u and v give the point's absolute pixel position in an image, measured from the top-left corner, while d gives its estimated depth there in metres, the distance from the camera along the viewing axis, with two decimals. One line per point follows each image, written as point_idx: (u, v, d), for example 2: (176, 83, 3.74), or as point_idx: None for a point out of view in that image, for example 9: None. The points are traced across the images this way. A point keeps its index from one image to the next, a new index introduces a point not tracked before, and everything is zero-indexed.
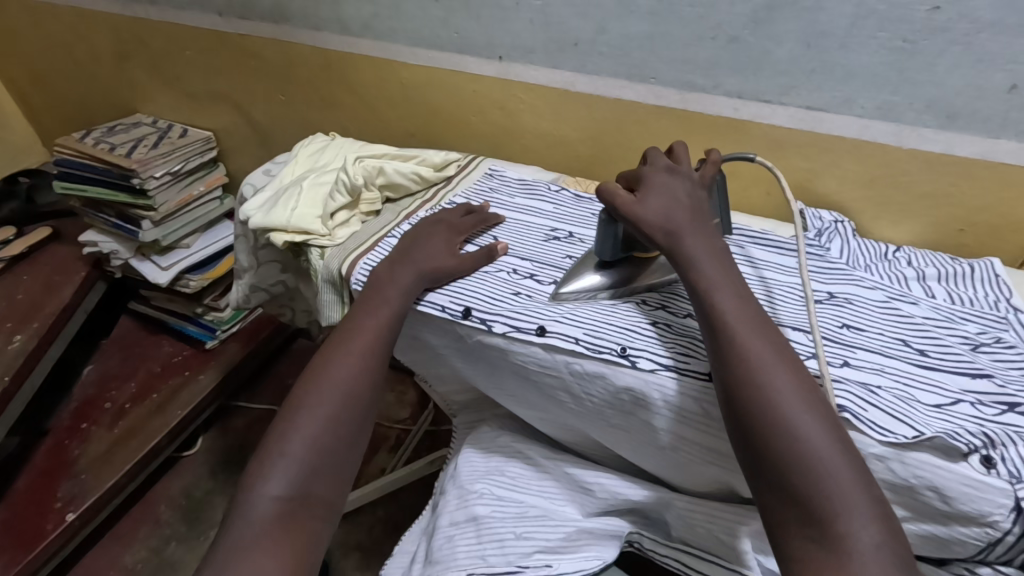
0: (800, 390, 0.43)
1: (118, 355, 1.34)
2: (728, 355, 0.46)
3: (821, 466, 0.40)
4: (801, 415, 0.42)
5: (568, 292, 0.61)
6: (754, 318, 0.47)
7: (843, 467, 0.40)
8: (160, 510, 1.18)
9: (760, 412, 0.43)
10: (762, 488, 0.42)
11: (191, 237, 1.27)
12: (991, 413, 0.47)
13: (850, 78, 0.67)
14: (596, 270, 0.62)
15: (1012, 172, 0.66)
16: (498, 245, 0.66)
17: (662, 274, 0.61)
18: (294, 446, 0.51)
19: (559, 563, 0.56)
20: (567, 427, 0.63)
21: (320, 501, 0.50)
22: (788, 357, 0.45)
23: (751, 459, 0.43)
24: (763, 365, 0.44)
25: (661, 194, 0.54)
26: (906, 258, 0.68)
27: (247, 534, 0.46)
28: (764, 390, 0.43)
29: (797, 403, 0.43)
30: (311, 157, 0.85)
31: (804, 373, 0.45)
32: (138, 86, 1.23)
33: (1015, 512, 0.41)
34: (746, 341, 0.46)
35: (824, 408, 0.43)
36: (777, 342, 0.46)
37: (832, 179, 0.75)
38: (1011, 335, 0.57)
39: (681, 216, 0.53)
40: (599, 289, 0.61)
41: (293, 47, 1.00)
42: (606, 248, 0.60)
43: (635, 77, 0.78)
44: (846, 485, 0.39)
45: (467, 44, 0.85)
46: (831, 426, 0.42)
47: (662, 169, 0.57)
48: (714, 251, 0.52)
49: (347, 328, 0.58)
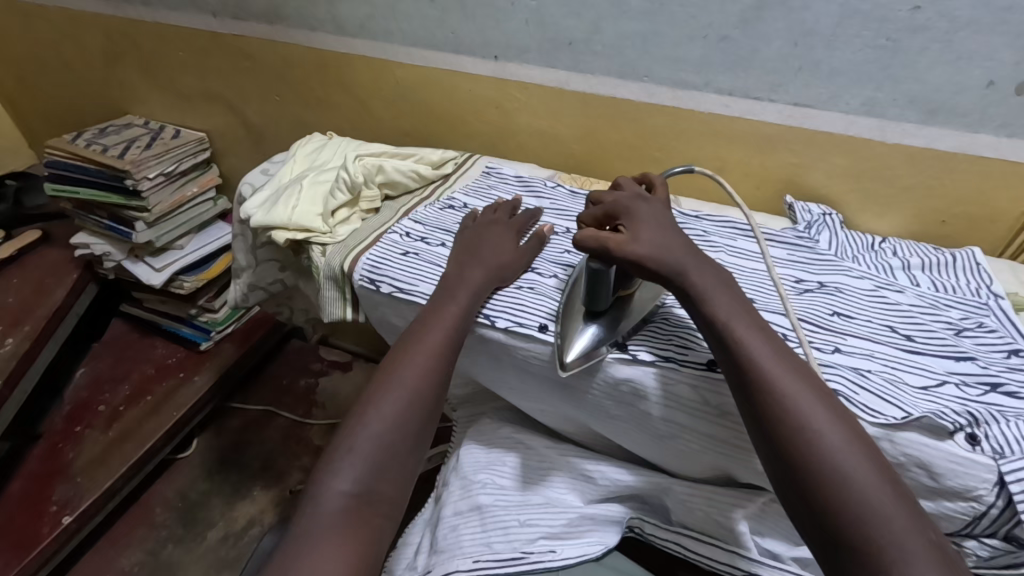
0: (843, 432, 0.43)
1: (111, 357, 1.33)
2: (763, 396, 0.45)
3: (878, 513, 0.39)
4: (848, 459, 0.41)
5: (576, 357, 0.55)
6: (785, 358, 0.47)
7: (896, 512, 0.39)
8: (156, 512, 1.18)
9: (803, 455, 0.42)
10: (816, 538, 0.41)
11: (184, 239, 1.27)
12: (975, 393, 0.49)
13: (836, 75, 0.69)
14: (588, 323, 0.57)
15: (991, 165, 0.69)
16: (544, 228, 0.69)
17: (645, 309, 0.58)
18: (361, 442, 0.50)
19: (562, 549, 0.57)
20: (569, 419, 0.64)
21: (384, 500, 0.48)
22: (826, 398, 0.45)
23: (802, 509, 0.42)
24: (802, 408, 0.44)
25: (649, 225, 0.55)
26: (892, 248, 0.70)
27: (314, 527, 0.45)
28: (806, 434, 0.43)
29: (842, 448, 0.42)
30: (309, 156, 0.86)
31: (843, 413, 0.45)
32: (129, 87, 1.22)
33: (998, 486, 0.44)
34: (779, 380, 0.46)
35: (871, 450, 0.43)
36: (811, 382, 0.46)
37: (819, 174, 0.77)
38: (992, 320, 0.59)
39: (676, 254, 0.53)
40: (604, 342, 0.56)
41: (287, 48, 1.00)
42: (599, 294, 0.56)
43: (628, 76, 0.79)
44: (903, 533, 0.38)
45: (462, 44, 0.87)
46: (879, 468, 0.41)
47: (634, 201, 0.57)
48: (725, 285, 0.53)
49: (414, 331, 0.57)
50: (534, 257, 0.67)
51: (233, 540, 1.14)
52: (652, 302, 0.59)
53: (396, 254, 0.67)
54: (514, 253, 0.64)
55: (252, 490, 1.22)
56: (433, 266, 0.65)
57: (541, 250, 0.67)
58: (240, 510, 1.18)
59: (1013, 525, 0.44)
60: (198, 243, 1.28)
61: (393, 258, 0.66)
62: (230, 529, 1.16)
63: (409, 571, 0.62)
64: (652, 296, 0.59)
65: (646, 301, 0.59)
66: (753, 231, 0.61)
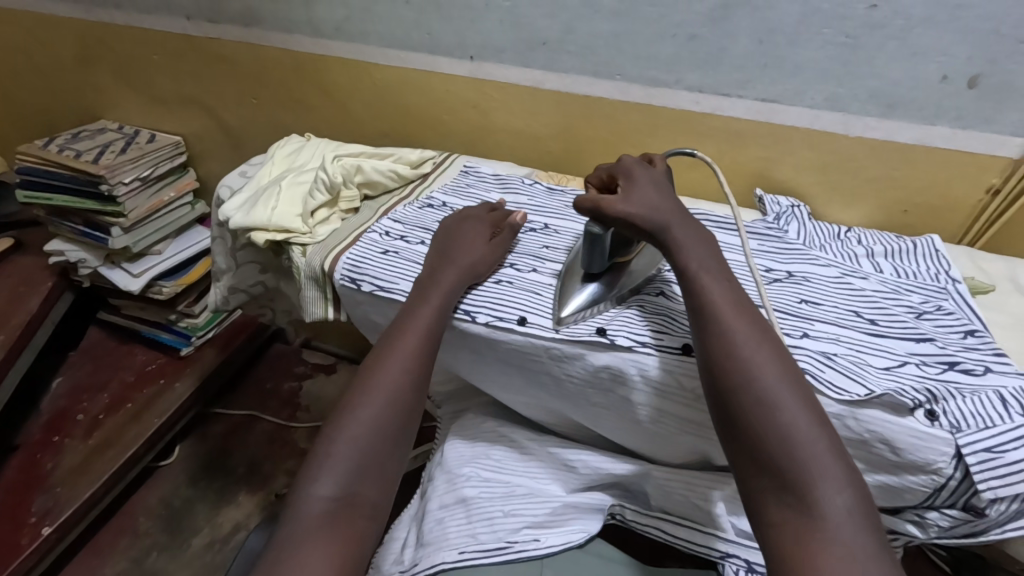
0: (781, 367, 0.46)
1: (88, 366, 1.31)
2: (714, 335, 0.48)
3: (801, 439, 0.43)
4: (783, 392, 0.45)
5: (570, 313, 0.59)
6: (736, 300, 0.50)
7: (818, 437, 0.43)
8: (140, 520, 1.17)
9: (741, 388, 0.45)
10: (741, 461, 0.45)
11: (162, 244, 1.25)
12: (934, 371, 0.52)
13: (800, 71, 0.72)
14: (586, 284, 0.61)
15: (947, 156, 0.72)
16: (516, 216, 0.70)
17: (643, 274, 0.62)
18: (340, 448, 0.50)
19: (546, 537, 0.58)
20: (550, 409, 0.65)
21: (366, 501, 0.49)
22: (771, 338, 0.48)
23: (733, 435, 0.45)
24: (745, 346, 0.47)
25: (644, 186, 0.57)
26: (857, 237, 0.73)
27: (299, 533, 0.46)
28: (747, 369, 0.46)
29: (776, 379, 0.45)
30: (287, 157, 0.87)
31: (784, 352, 0.47)
32: (102, 91, 1.21)
33: (956, 459, 0.46)
34: (731, 322, 0.48)
35: (804, 385, 0.46)
36: (759, 323, 0.49)
37: (787, 167, 0.79)
38: (950, 303, 0.62)
39: (667, 212, 0.55)
40: (597, 301, 0.60)
41: (264, 50, 1.00)
42: (595, 258, 0.60)
43: (601, 74, 0.81)
44: (821, 456, 0.42)
45: (438, 45, 0.88)
46: (809, 400, 0.45)
47: (636, 163, 0.60)
48: (701, 239, 0.55)
49: (392, 333, 0.58)
50: (507, 252, 0.68)
51: (219, 545, 1.14)
52: (650, 267, 0.62)
53: (376, 253, 0.67)
54: (490, 247, 0.66)
55: (237, 495, 1.21)
56: (414, 265, 0.66)
57: (515, 248, 0.69)
58: (225, 516, 1.18)
59: (970, 495, 0.47)
60: (176, 248, 1.27)
61: (373, 257, 0.67)
62: (215, 535, 1.15)
63: (396, 565, 0.62)
64: (651, 262, 0.63)
65: (644, 266, 0.62)
66: (737, 222, 0.61)
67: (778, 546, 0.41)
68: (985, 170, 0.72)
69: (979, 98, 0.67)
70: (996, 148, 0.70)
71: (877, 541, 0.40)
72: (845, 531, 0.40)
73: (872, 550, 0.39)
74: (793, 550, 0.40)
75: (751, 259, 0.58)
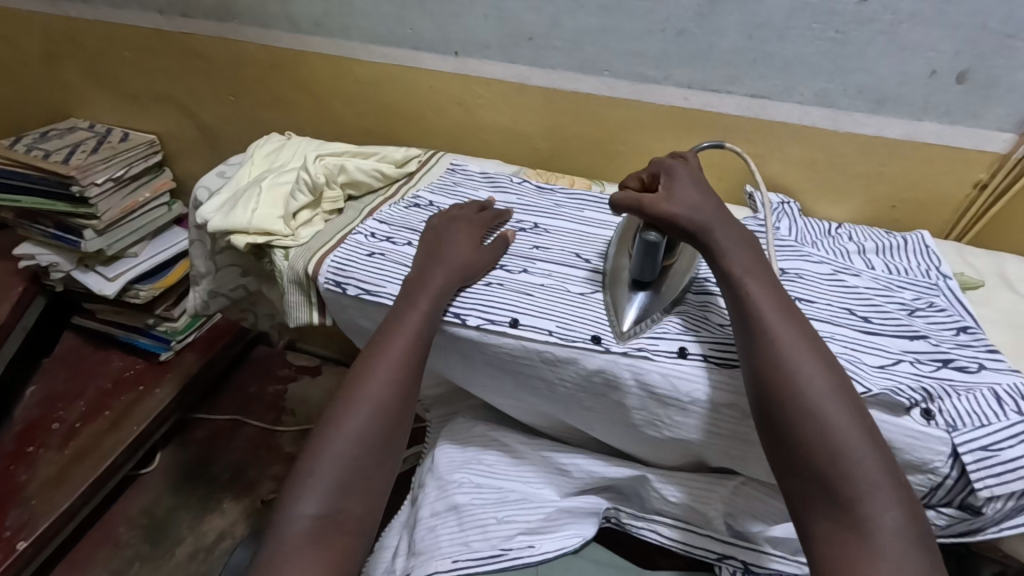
0: (827, 377, 0.46)
1: (63, 373, 1.27)
2: (758, 343, 0.48)
3: (848, 451, 0.42)
4: (830, 403, 0.44)
5: (629, 326, 0.57)
6: (783, 310, 0.50)
7: (868, 452, 0.42)
8: (120, 531, 1.13)
9: (786, 397, 0.45)
10: (785, 471, 0.44)
11: (138, 246, 1.21)
12: (928, 369, 0.52)
13: (789, 67, 0.71)
14: (636, 293, 0.59)
15: (936, 152, 0.72)
16: (509, 232, 0.68)
17: (687, 276, 0.60)
18: (322, 465, 0.49)
19: (541, 543, 0.57)
20: (542, 413, 0.64)
21: (350, 518, 0.47)
22: (818, 348, 0.47)
23: (777, 445, 0.45)
24: (793, 357, 0.46)
25: (684, 184, 0.57)
26: (847, 233, 0.73)
27: (280, 554, 0.44)
28: (793, 380, 0.45)
29: (826, 392, 0.45)
30: (267, 157, 0.84)
31: (834, 364, 0.47)
32: (71, 89, 1.17)
33: (952, 458, 0.46)
34: (777, 330, 0.48)
35: (854, 397, 0.45)
36: (806, 332, 0.48)
37: (777, 163, 0.79)
38: (942, 299, 0.62)
39: (707, 211, 0.55)
40: (653, 311, 0.58)
41: (241, 46, 0.97)
42: (647, 265, 0.58)
43: (588, 71, 0.80)
44: (871, 471, 0.42)
45: (422, 40, 0.86)
46: (857, 413, 0.44)
47: (678, 163, 0.59)
48: (747, 244, 0.54)
49: (378, 339, 0.56)
50: (501, 257, 0.66)
51: (203, 555, 1.11)
52: (692, 268, 0.61)
53: (362, 255, 0.66)
54: (478, 252, 0.64)
55: (222, 503, 1.19)
56: (400, 267, 0.64)
57: (507, 250, 0.67)
58: (209, 524, 1.15)
59: (967, 494, 0.47)
60: (152, 250, 1.23)
61: (359, 259, 0.65)
62: (199, 543, 1.12)
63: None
64: (691, 262, 0.61)
65: (687, 267, 0.61)
66: (767, 232, 0.64)
67: (822, 558, 0.41)
68: (972, 165, 0.72)
69: (967, 93, 0.67)
70: (984, 143, 0.70)
71: (927, 560, 0.39)
72: (894, 549, 0.39)
73: (920, 568, 0.39)
74: (841, 563, 0.40)
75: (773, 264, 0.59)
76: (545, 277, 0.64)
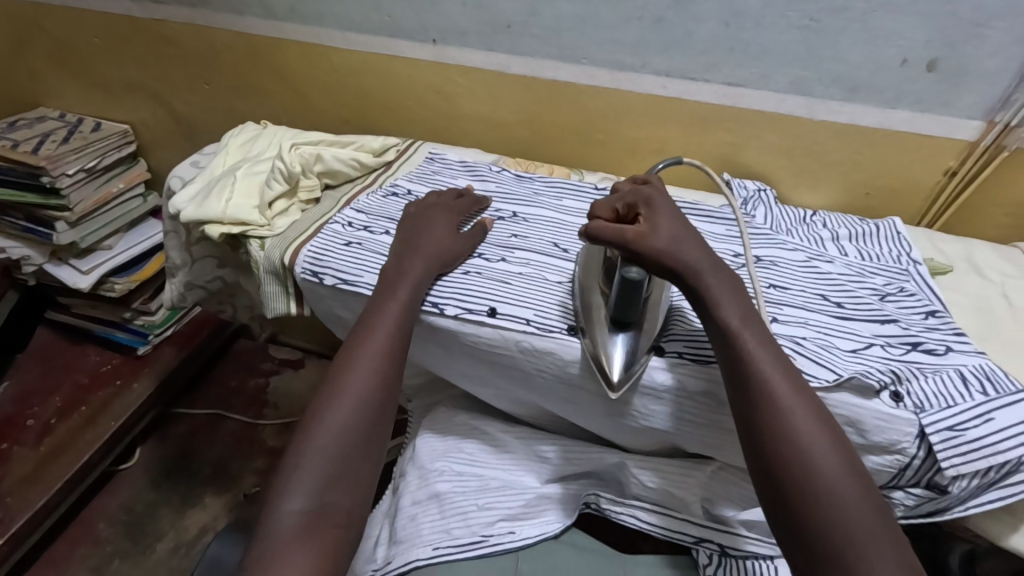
0: (836, 451, 0.44)
1: (37, 368, 1.25)
2: (763, 412, 0.45)
3: (864, 532, 0.41)
4: (842, 480, 0.43)
5: (620, 375, 0.53)
6: (786, 370, 0.47)
7: (878, 532, 0.41)
8: (99, 528, 1.12)
9: (795, 472, 0.43)
10: (798, 549, 0.42)
11: (112, 238, 1.19)
12: (898, 352, 0.53)
13: (764, 55, 0.72)
14: (617, 333, 0.55)
15: (907, 139, 0.73)
16: (487, 220, 0.68)
17: (661, 308, 0.57)
18: (308, 459, 0.48)
19: (520, 530, 0.58)
20: (521, 401, 0.64)
21: (338, 510, 0.47)
22: (823, 416, 0.45)
23: (788, 520, 0.43)
24: (800, 425, 0.45)
25: (665, 216, 0.54)
26: (822, 221, 0.73)
27: (269, 550, 0.44)
28: (800, 452, 0.44)
29: (833, 466, 0.43)
30: (242, 146, 0.83)
31: (839, 434, 0.45)
32: (39, 77, 1.14)
33: (919, 439, 0.47)
34: (784, 399, 0.46)
35: (862, 470, 0.44)
36: (810, 398, 0.46)
37: (753, 152, 0.79)
38: (912, 284, 0.63)
39: (688, 247, 0.53)
40: (639, 352, 0.54)
41: (214, 33, 0.95)
42: (631, 305, 0.54)
43: (567, 59, 0.80)
44: (884, 553, 0.40)
45: (399, 27, 0.85)
46: (865, 487, 0.43)
47: (655, 191, 0.57)
48: (736, 291, 0.52)
49: (359, 331, 0.55)
50: (478, 245, 0.66)
51: (184, 550, 1.10)
52: (665, 298, 0.58)
53: (339, 245, 0.65)
54: (455, 239, 0.64)
55: (203, 497, 1.17)
56: (378, 256, 0.64)
57: (485, 238, 0.67)
58: (191, 519, 1.14)
59: (933, 473, 0.48)
60: (127, 242, 1.21)
61: (336, 249, 0.64)
62: (181, 539, 1.11)
63: (368, 564, 0.61)
64: (662, 290, 0.58)
65: (660, 296, 0.58)
66: (734, 207, 0.62)
67: None
68: (943, 153, 0.73)
69: (937, 81, 0.68)
70: (954, 131, 0.71)
71: None
72: None
73: None
74: None
75: (748, 244, 0.59)
76: (524, 266, 0.64)
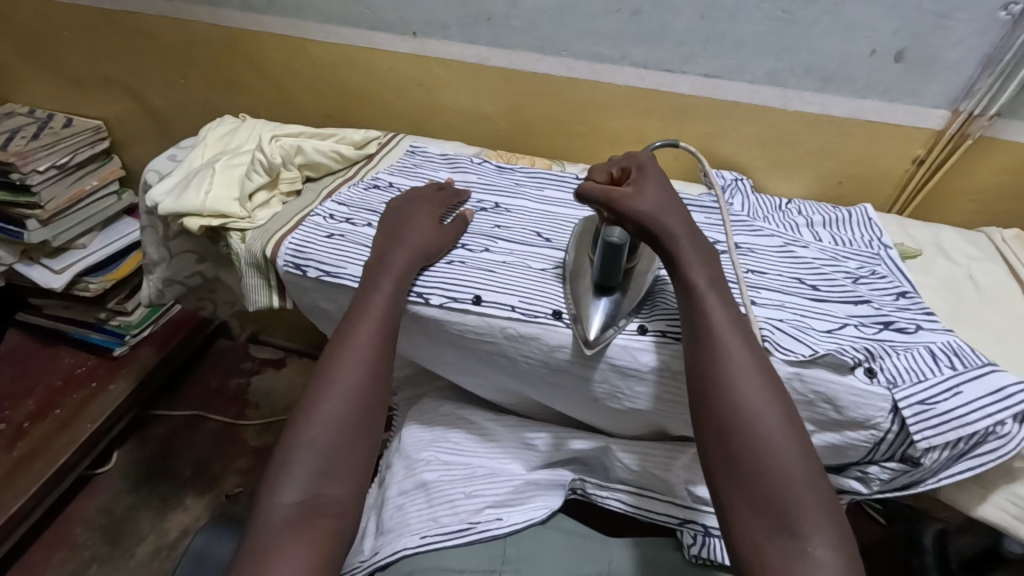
0: (777, 407, 0.45)
1: (9, 371, 1.21)
2: (710, 368, 0.47)
3: (796, 487, 0.42)
4: (776, 428, 0.44)
5: (597, 333, 0.55)
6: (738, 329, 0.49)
7: (803, 476, 0.43)
8: (76, 532, 1.10)
9: (739, 440, 0.44)
10: (730, 496, 0.44)
11: (86, 237, 1.16)
12: (871, 331, 0.54)
13: (739, 46, 0.73)
14: (599, 297, 0.57)
15: (878, 128, 0.75)
16: (466, 211, 0.68)
17: (647, 278, 0.59)
18: (300, 452, 0.48)
19: (508, 515, 0.58)
20: (506, 389, 0.65)
21: (333, 501, 0.47)
22: (769, 378, 0.47)
23: (728, 485, 0.44)
24: (742, 380, 0.46)
25: (653, 184, 0.55)
26: (797, 208, 0.75)
27: (262, 541, 0.44)
28: (737, 405, 0.45)
29: (767, 416, 0.45)
30: (220, 139, 0.82)
31: (779, 387, 0.47)
32: (8, 72, 1.11)
33: (893, 413, 0.49)
34: (730, 355, 0.47)
35: (796, 421, 0.45)
36: (763, 368, 0.47)
37: (730, 142, 0.81)
38: (883, 268, 0.65)
39: (669, 216, 0.53)
40: (619, 316, 0.56)
41: (190, 26, 0.94)
42: (611, 268, 0.56)
43: (547, 50, 0.80)
44: (805, 494, 0.42)
45: (378, 20, 0.85)
46: (800, 440, 0.44)
47: (650, 160, 0.57)
48: (707, 259, 0.53)
49: (345, 325, 0.55)
50: (459, 239, 0.66)
51: (166, 552, 1.08)
52: (652, 270, 0.60)
53: (321, 236, 0.65)
54: (439, 231, 0.64)
55: (184, 499, 1.16)
56: (361, 248, 0.64)
57: (467, 229, 0.67)
58: (172, 521, 1.12)
59: (906, 446, 0.50)
60: (102, 241, 1.18)
61: (318, 241, 0.64)
62: (162, 541, 1.09)
63: (355, 555, 0.61)
64: (650, 261, 0.60)
65: (648, 268, 0.60)
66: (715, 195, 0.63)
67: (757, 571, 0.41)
68: (911, 142, 0.76)
69: (904, 72, 0.71)
70: (921, 120, 0.74)
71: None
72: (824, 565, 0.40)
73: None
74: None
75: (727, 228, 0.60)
76: (507, 255, 0.64)
